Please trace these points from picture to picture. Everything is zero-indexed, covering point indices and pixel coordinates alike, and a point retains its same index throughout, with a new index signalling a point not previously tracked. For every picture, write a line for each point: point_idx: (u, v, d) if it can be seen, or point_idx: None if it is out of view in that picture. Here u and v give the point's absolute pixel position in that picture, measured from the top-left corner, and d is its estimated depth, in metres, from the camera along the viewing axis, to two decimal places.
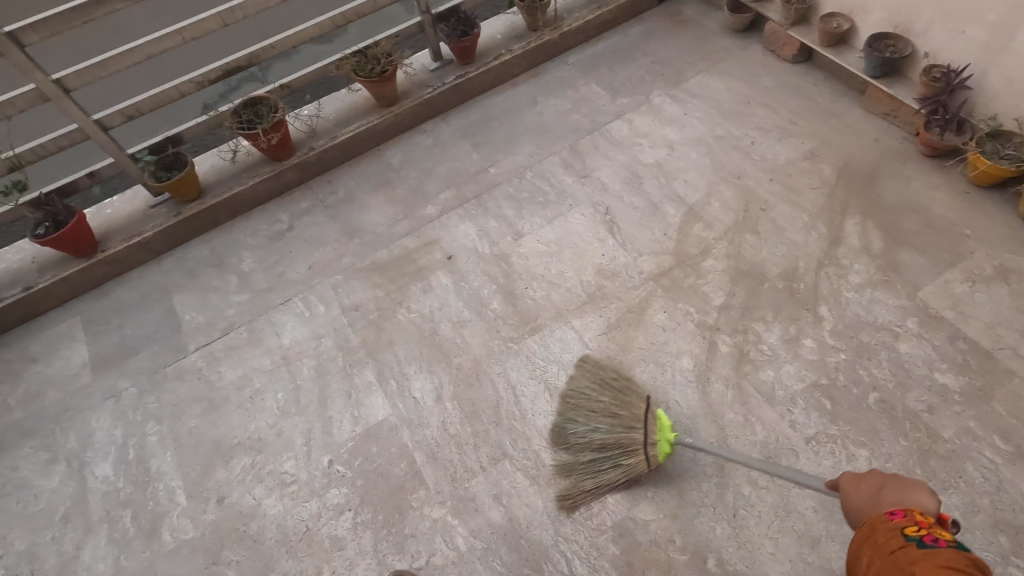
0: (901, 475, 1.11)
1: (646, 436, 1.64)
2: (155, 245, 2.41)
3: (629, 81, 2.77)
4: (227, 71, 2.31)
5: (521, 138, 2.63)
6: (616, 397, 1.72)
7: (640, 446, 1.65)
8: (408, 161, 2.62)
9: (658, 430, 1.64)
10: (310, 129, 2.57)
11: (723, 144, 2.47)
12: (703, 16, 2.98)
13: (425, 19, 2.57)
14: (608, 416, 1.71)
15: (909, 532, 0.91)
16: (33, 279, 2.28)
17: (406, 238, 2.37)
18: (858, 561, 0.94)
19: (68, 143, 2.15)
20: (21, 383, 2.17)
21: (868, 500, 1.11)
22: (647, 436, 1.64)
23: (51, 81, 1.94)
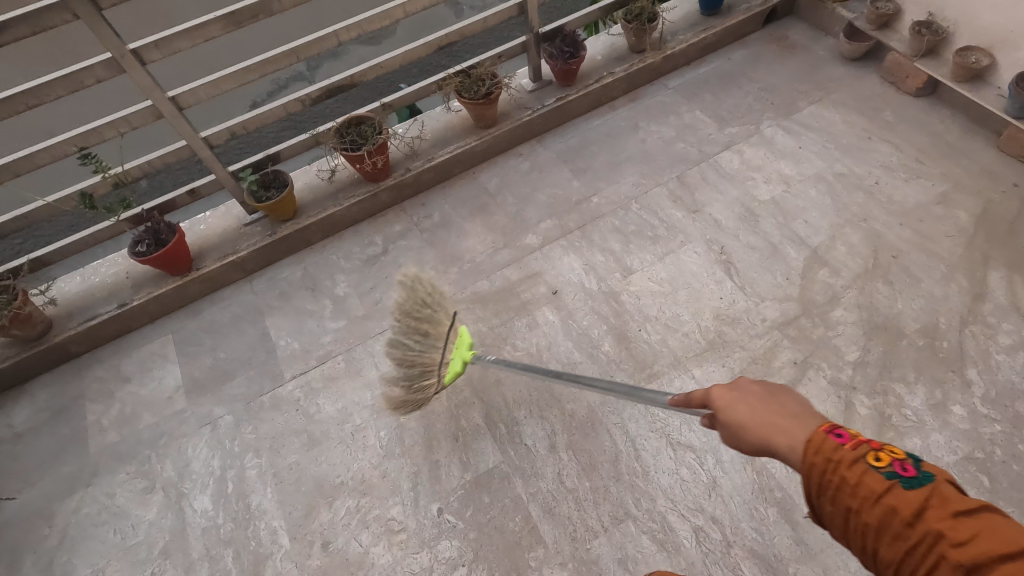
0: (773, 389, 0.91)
1: (442, 355, 1.83)
2: (248, 264, 2.35)
3: (737, 109, 2.63)
4: (334, 90, 2.23)
5: (624, 166, 2.51)
6: (429, 315, 1.85)
7: (436, 366, 1.83)
8: (505, 186, 2.52)
9: (456, 348, 1.86)
10: (407, 149, 2.49)
11: (845, 182, 2.32)
12: (812, 40, 2.82)
13: (532, 39, 2.47)
14: (415, 331, 1.83)
15: (885, 460, 0.71)
16: (128, 295, 2.23)
17: (507, 269, 2.27)
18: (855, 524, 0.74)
19: (173, 160, 2.09)
20: (114, 404, 2.12)
21: (763, 412, 0.89)
22: (443, 354, 1.83)
23: (168, 99, 1.88)
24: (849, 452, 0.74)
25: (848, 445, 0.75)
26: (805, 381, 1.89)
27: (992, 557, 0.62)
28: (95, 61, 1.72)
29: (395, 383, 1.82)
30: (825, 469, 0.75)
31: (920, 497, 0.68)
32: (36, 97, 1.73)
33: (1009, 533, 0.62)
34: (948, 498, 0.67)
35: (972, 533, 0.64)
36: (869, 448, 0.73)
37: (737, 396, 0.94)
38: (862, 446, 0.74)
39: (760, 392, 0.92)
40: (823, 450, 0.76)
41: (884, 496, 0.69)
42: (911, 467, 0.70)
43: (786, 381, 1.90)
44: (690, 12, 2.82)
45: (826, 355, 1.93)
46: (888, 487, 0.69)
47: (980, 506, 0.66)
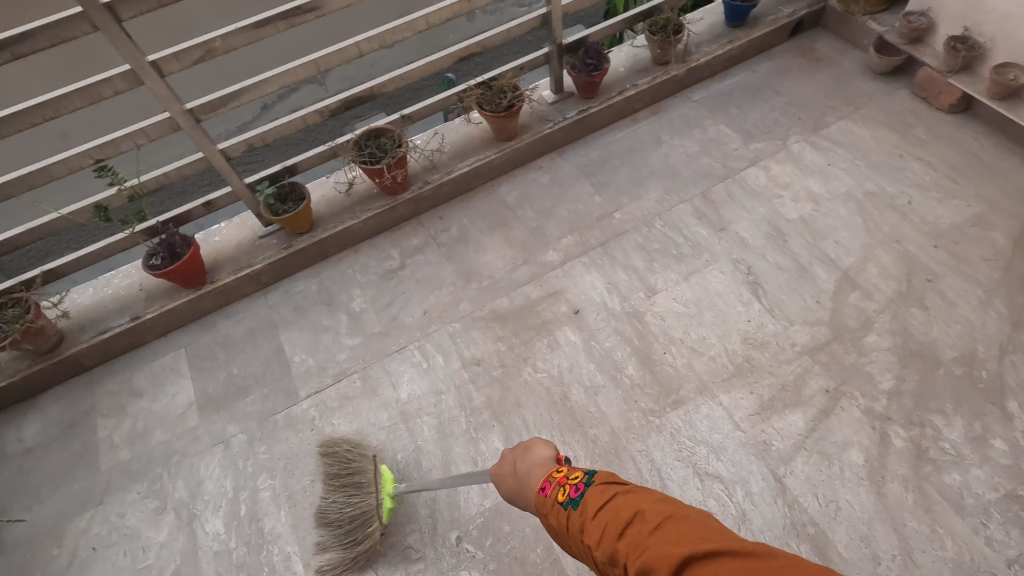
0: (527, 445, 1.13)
1: (373, 500, 1.72)
2: (263, 277, 2.30)
3: (763, 124, 2.56)
4: (353, 101, 2.19)
5: (647, 181, 2.45)
6: (353, 469, 1.80)
7: (372, 513, 1.71)
8: (525, 200, 2.46)
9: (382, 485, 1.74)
10: (425, 161, 2.44)
11: (877, 201, 2.25)
12: (841, 53, 2.75)
13: (554, 50, 2.41)
14: (341, 488, 1.78)
15: (564, 494, 0.93)
16: (141, 308, 2.19)
17: (527, 286, 2.22)
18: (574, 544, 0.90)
19: (190, 172, 2.05)
20: (125, 419, 2.08)
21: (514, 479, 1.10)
22: (374, 499, 1.71)
23: (186, 112, 1.84)
24: (550, 501, 0.95)
25: (551, 492, 0.97)
26: (838, 410, 1.82)
27: (619, 538, 0.78)
28: (113, 73, 1.68)
29: (329, 547, 1.72)
30: (547, 514, 0.95)
31: (574, 512, 0.88)
32: (53, 109, 1.70)
33: (624, 515, 0.80)
34: (590, 506, 0.86)
35: (605, 525, 0.81)
36: (562, 489, 0.94)
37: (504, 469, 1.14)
38: (555, 491, 0.95)
39: (517, 456, 1.13)
40: (540, 503, 0.97)
41: (567, 523, 0.89)
42: (580, 486, 0.91)
43: (817, 410, 1.83)
44: (715, 23, 2.76)
45: (858, 384, 1.87)
46: (564, 515, 0.90)
47: (607, 498, 0.85)
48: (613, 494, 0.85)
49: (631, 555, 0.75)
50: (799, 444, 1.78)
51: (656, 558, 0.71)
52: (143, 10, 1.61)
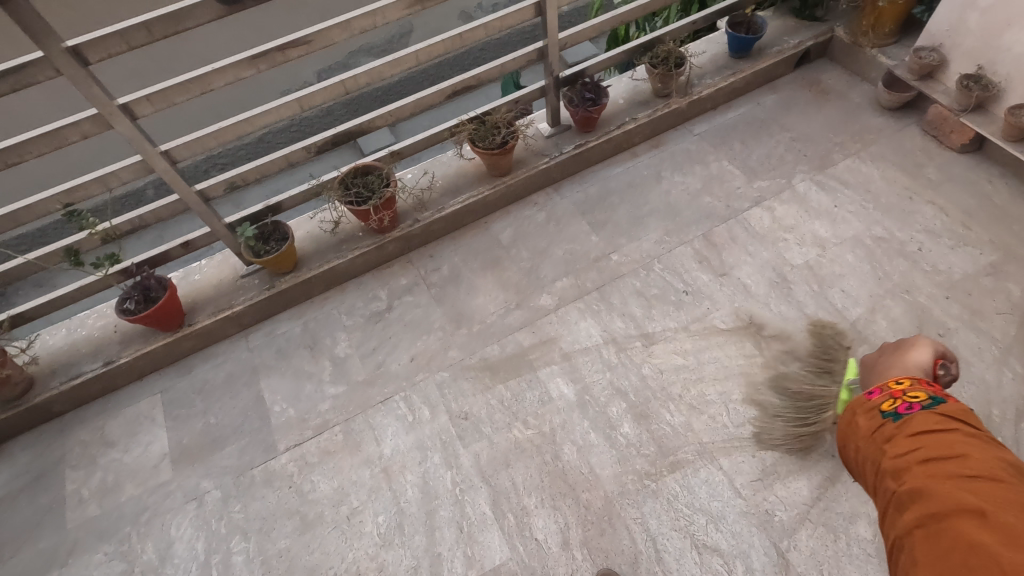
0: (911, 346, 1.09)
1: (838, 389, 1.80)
2: (244, 319, 2.21)
3: (768, 160, 2.47)
4: (340, 139, 2.10)
5: (647, 220, 2.35)
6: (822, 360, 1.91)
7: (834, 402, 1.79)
8: (520, 238, 2.37)
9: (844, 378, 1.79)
10: (416, 197, 2.35)
11: (886, 247, 2.15)
12: (848, 86, 2.65)
13: (550, 83, 2.32)
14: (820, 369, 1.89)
15: (891, 405, 0.86)
16: (115, 352, 2.09)
17: (520, 332, 2.12)
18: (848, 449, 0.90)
19: (166, 214, 1.96)
20: (96, 471, 1.98)
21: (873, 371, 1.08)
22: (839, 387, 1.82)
23: (160, 154, 1.74)
24: (871, 406, 0.88)
25: (876, 398, 0.90)
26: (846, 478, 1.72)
27: (923, 464, 0.75)
28: (80, 118, 1.59)
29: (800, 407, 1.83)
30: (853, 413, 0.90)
31: (887, 424, 0.84)
32: (16, 155, 1.60)
33: (950, 450, 0.74)
34: (910, 427, 0.80)
35: (918, 448, 0.77)
36: (890, 399, 0.88)
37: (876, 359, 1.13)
38: (885, 396, 0.89)
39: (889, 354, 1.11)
40: (856, 401, 0.92)
41: (877, 430, 0.84)
42: (918, 406, 0.83)
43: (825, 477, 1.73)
44: (718, 53, 2.67)
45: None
46: (875, 421, 0.85)
47: (943, 430, 0.78)
48: (953, 430, 0.78)
49: (925, 478, 0.73)
50: (804, 514, 1.68)
51: (943, 500, 0.69)
52: (112, 53, 1.51)
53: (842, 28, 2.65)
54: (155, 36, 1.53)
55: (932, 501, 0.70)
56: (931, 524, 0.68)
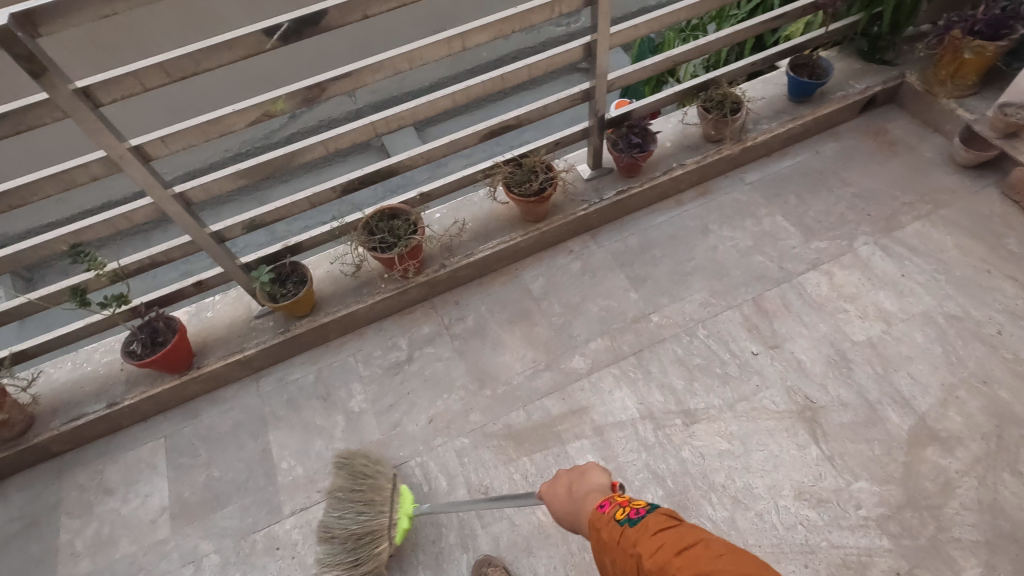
0: (577, 468, 1.12)
1: None
2: (255, 363, 2.08)
3: (827, 218, 2.27)
4: (367, 180, 1.96)
5: (691, 279, 2.17)
6: None
7: None
8: (552, 290, 2.20)
9: (399, 507, 1.71)
10: (443, 240, 2.20)
11: (959, 328, 1.94)
12: (918, 138, 2.44)
13: (595, 125, 2.15)
14: (357, 503, 1.70)
15: (623, 513, 0.90)
16: (119, 394, 1.98)
17: (548, 398, 1.96)
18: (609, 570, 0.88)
19: (180, 254, 1.84)
20: (91, 521, 1.86)
21: (569, 499, 1.08)
22: (389, 517, 1.67)
23: (173, 197, 1.62)
24: (606, 515, 0.92)
25: (610, 509, 0.94)
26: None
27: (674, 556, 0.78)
28: (89, 159, 1.47)
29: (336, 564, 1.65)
30: (597, 532, 0.92)
31: (638, 528, 0.85)
32: (20, 197, 1.49)
33: (686, 540, 0.79)
34: (653, 523, 0.84)
35: (662, 544, 0.80)
36: (620, 508, 0.91)
37: (553, 489, 1.13)
38: (614, 507, 0.93)
39: (573, 477, 1.11)
40: (595, 518, 0.94)
41: (619, 539, 0.86)
42: (640, 510, 0.88)
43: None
44: (776, 96, 2.47)
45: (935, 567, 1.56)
46: (622, 531, 0.87)
47: (672, 522, 0.83)
48: (676, 520, 0.84)
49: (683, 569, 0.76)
50: None
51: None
52: (127, 94, 1.40)
53: (915, 74, 2.43)
54: (173, 77, 1.41)
55: None
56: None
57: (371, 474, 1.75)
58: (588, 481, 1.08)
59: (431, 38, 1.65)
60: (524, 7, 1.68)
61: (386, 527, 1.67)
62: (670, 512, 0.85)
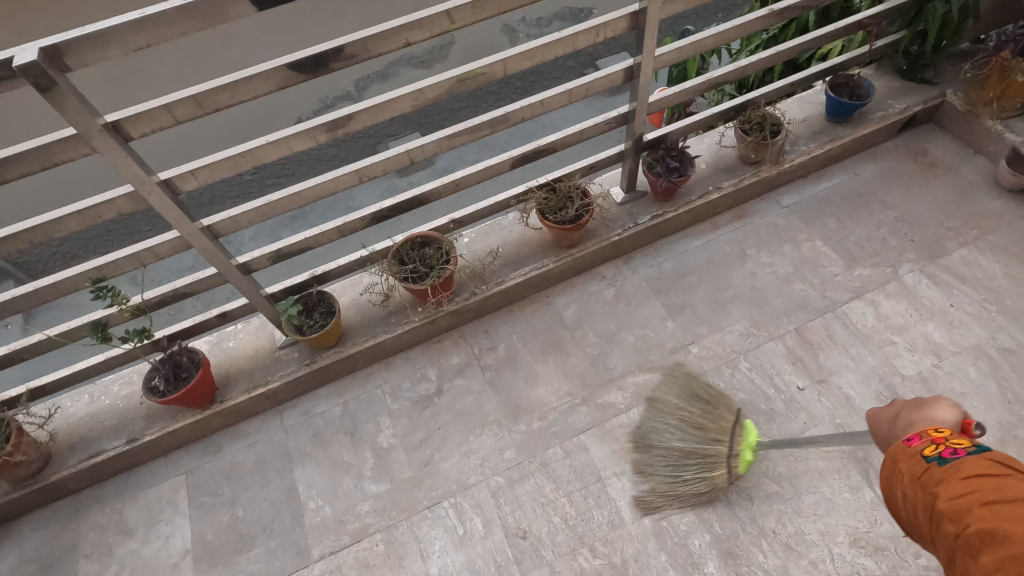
0: (916, 399, 1.05)
1: None
2: (279, 395, 2.00)
3: (869, 244, 2.19)
4: (398, 208, 1.90)
5: (730, 307, 2.10)
6: None
7: None
8: (586, 318, 2.13)
9: (743, 440, 1.64)
10: (473, 267, 2.12)
11: (1013, 363, 1.87)
12: (960, 160, 2.36)
13: (631, 148, 2.07)
14: (688, 424, 1.70)
15: (934, 451, 0.86)
16: (139, 429, 1.91)
17: (586, 435, 1.88)
18: (893, 496, 0.89)
19: (205, 286, 1.76)
20: (110, 565, 1.79)
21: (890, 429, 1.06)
22: (731, 447, 1.64)
23: (200, 231, 1.55)
24: (913, 448, 0.89)
25: (918, 443, 0.90)
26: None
27: (981, 506, 0.75)
28: (115, 195, 1.40)
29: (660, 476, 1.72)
30: (896, 461, 0.91)
31: (947, 468, 0.82)
32: (43, 233, 1.42)
33: (1008, 492, 0.75)
34: (965, 468, 0.80)
35: (972, 490, 0.78)
36: (933, 445, 0.88)
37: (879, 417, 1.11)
38: (925, 443, 0.89)
39: (905, 407, 1.05)
40: (897, 448, 0.92)
41: (921, 474, 0.85)
42: (962, 452, 0.83)
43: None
44: (813, 116, 2.39)
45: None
46: (927, 468, 0.85)
47: (994, 474, 0.78)
48: (1004, 473, 0.78)
49: (987, 520, 0.74)
50: None
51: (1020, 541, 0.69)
52: (157, 127, 1.33)
53: (957, 94, 2.35)
54: (205, 110, 1.34)
55: (1007, 543, 0.70)
56: (1012, 564, 0.68)
57: (706, 400, 1.71)
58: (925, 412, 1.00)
59: (472, 65, 1.58)
60: (567, 32, 1.61)
61: (726, 456, 1.64)
62: (1001, 463, 0.79)
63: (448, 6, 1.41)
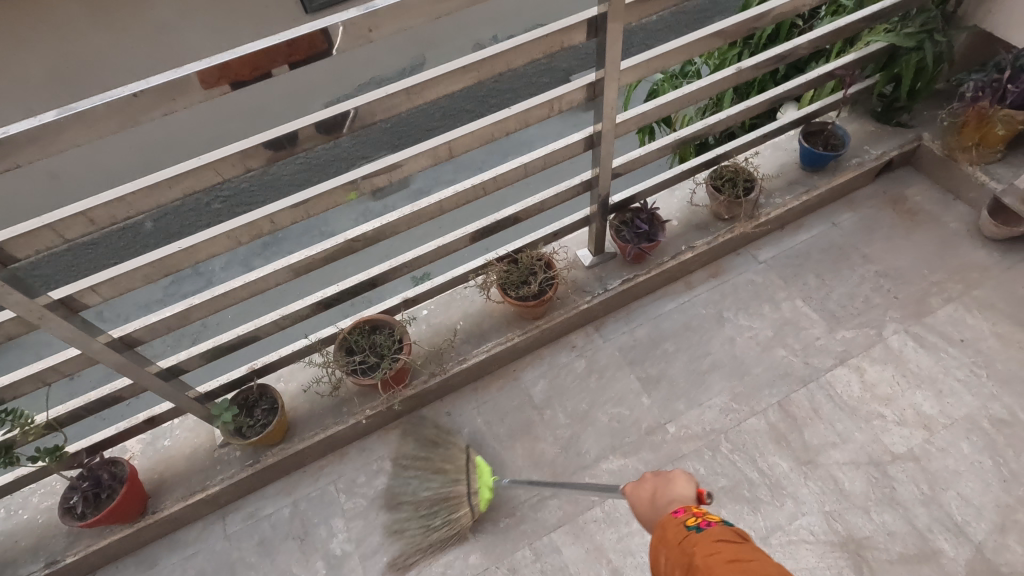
0: (669, 476, 1.10)
1: None
2: (221, 498, 1.82)
3: (851, 303, 2.08)
4: (351, 291, 1.80)
5: (709, 378, 1.96)
6: None
7: None
8: (556, 395, 1.98)
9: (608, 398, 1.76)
10: (433, 345, 1.97)
11: (1009, 436, 1.76)
12: (941, 207, 2.27)
13: (597, 213, 1.94)
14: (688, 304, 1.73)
15: (693, 521, 0.95)
16: (61, 549, 1.71)
17: (558, 533, 1.74)
18: (658, 562, 0.95)
19: (127, 394, 1.59)
20: None
21: (649, 499, 1.10)
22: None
23: (110, 347, 1.37)
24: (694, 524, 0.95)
25: (683, 516, 0.98)
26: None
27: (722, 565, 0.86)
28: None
29: None
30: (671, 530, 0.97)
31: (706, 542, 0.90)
32: None
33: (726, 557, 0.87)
34: (715, 535, 0.90)
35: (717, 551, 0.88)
36: (693, 516, 0.97)
37: (640, 484, 1.14)
38: (690, 516, 0.97)
39: (658, 483, 1.10)
40: (668, 519, 0.99)
41: (681, 540, 0.93)
42: (710, 524, 0.92)
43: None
44: (787, 165, 2.28)
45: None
46: (688, 534, 0.93)
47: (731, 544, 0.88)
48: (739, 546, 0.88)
49: None
50: None
51: None
52: (44, 249, 1.20)
53: (935, 138, 2.25)
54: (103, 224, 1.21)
55: None
56: None
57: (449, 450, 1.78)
58: (678, 490, 1.07)
59: (415, 148, 1.44)
60: (519, 107, 1.48)
61: (466, 495, 1.72)
62: (741, 535, 0.90)
63: (380, 93, 1.31)
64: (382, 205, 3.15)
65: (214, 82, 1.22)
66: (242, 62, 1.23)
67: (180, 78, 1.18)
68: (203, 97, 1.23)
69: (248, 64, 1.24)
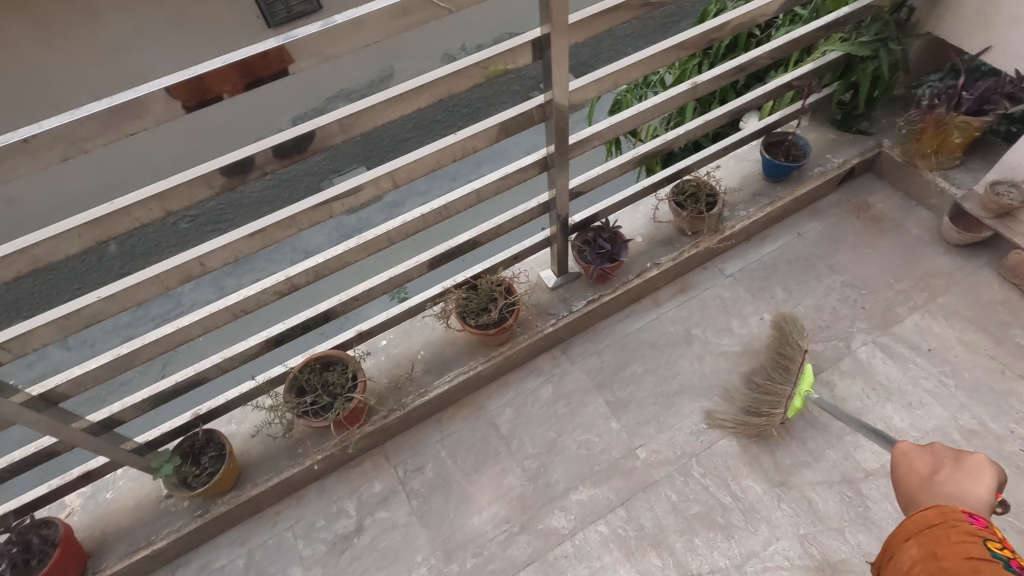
0: (980, 463, 0.96)
1: None
2: (168, 553, 1.70)
3: (819, 315, 2.05)
4: (302, 326, 1.71)
5: (679, 400, 1.91)
6: None
7: None
8: (523, 424, 1.91)
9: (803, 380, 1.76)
10: (393, 376, 1.88)
11: (980, 447, 1.74)
12: (904, 214, 2.26)
13: (558, 235, 1.88)
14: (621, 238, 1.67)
15: (997, 546, 0.77)
16: None
17: (527, 572, 1.67)
18: (905, 548, 0.84)
19: (56, 451, 1.48)
20: None
21: (957, 481, 0.96)
22: None
23: (26, 407, 1.27)
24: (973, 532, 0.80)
25: (978, 527, 0.81)
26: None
27: None
28: None
29: None
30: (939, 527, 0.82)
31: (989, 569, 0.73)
32: None
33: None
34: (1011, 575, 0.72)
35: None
36: (996, 541, 0.78)
37: (927, 455, 1.02)
38: (986, 533, 0.79)
39: (953, 465, 0.99)
40: (952, 515, 0.83)
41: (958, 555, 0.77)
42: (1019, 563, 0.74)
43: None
44: (749, 176, 2.26)
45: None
46: (980, 555, 0.76)
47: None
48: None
49: None
50: None
51: None
52: None
53: (894, 145, 2.25)
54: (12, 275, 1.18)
55: None
56: None
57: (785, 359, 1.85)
58: (976, 481, 0.94)
59: (356, 180, 1.36)
60: (465, 132, 1.42)
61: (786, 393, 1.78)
62: None
63: (312, 126, 1.26)
64: (358, 221, 3.15)
65: (184, 101, 1.12)
66: (217, 75, 1.12)
67: (76, 124, 1.06)
68: (115, 139, 1.12)
69: (221, 78, 1.12)
